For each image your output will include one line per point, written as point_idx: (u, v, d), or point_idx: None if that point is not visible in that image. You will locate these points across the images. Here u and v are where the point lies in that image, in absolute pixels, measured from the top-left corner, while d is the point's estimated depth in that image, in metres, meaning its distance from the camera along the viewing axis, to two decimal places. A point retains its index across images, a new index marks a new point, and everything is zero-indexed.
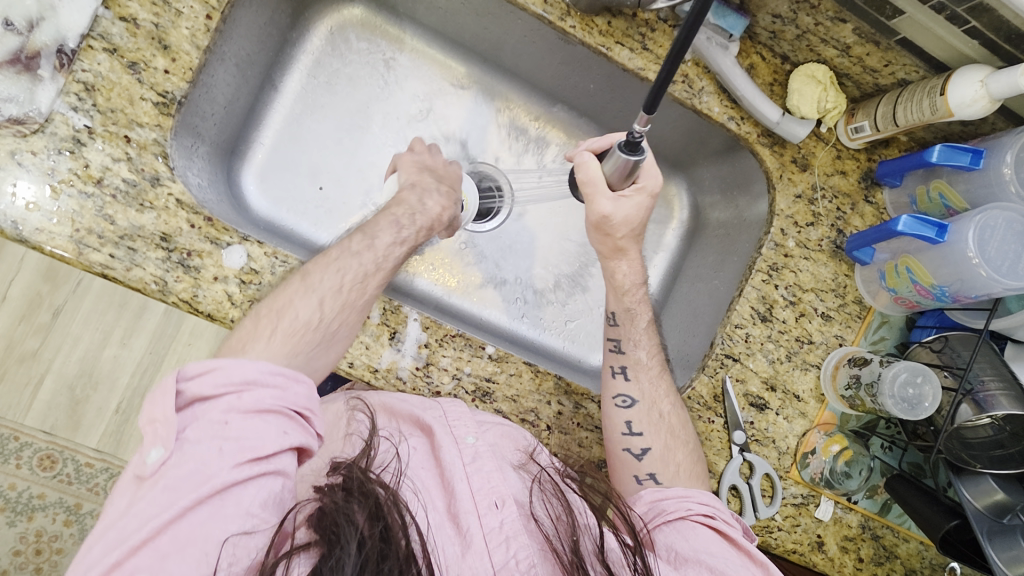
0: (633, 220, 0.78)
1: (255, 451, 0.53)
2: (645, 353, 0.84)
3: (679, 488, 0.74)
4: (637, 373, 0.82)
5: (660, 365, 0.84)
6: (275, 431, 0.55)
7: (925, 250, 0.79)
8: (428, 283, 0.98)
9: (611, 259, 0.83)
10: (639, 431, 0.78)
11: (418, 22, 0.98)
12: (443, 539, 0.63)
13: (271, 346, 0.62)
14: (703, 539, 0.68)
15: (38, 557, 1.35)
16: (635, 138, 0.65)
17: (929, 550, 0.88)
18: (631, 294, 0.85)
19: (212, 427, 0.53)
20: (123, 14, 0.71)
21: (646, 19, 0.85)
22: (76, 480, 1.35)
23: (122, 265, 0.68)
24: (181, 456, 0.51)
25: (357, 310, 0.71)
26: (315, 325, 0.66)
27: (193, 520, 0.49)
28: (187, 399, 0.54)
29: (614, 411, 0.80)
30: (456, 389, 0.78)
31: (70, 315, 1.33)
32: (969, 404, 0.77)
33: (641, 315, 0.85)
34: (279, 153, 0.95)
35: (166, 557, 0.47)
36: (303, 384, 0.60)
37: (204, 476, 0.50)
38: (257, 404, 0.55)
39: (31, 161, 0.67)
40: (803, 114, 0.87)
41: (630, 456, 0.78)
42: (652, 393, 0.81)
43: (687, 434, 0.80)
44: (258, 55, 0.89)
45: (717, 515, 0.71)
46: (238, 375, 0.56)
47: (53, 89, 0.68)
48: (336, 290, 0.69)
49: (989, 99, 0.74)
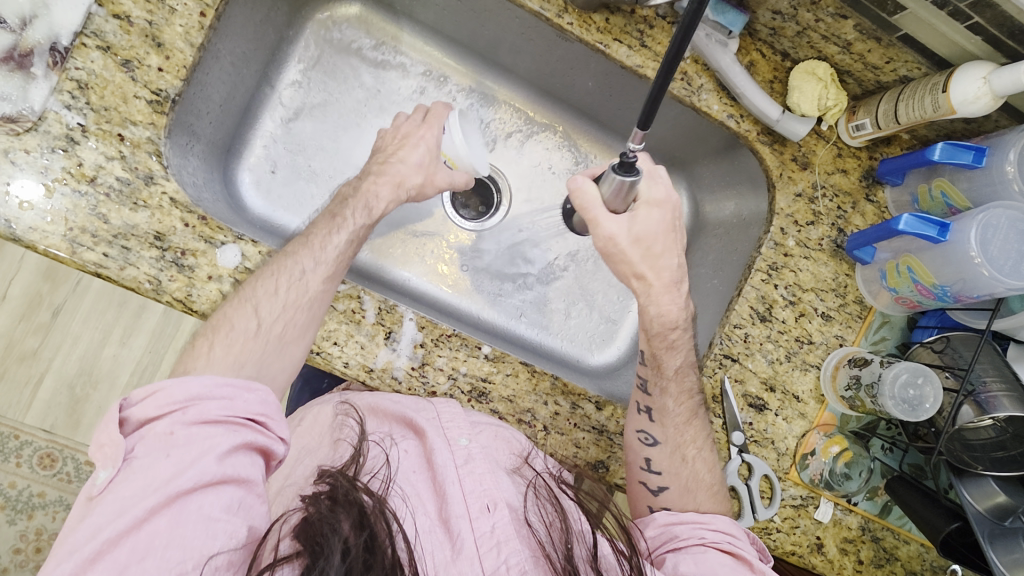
0: (647, 238, 0.76)
1: (209, 457, 0.53)
2: (673, 402, 0.79)
3: (694, 513, 0.75)
4: (663, 417, 0.79)
5: (690, 412, 0.80)
6: (228, 437, 0.55)
7: (926, 250, 0.78)
8: (422, 282, 0.97)
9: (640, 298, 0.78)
10: (657, 469, 0.78)
11: (416, 19, 0.97)
12: (433, 545, 0.63)
13: (212, 361, 0.64)
14: (712, 563, 0.69)
15: (38, 555, 1.35)
16: (627, 155, 0.67)
17: (930, 553, 0.87)
18: (662, 337, 0.79)
19: (159, 441, 0.53)
20: (117, 12, 0.71)
21: (644, 16, 0.84)
22: (75, 478, 1.35)
23: (116, 264, 0.67)
24: (129, 473, 0.52)
25: (304, 309, 0.69)
26: (254, 333, 0.66)
27: (150, 530, 0.49)
28: (133, 425, 0.55)
29: (636, 447, 0.78)
30: (452, 389, 0.77)
31: (71, 314, 1.33)
32: (970, 405, 0.76)
33: (668, 362, 0.80)
34: (276, 151, 0.94)
35: (124, 567, 0.48)
36: (255, 391, 0.59)
37: (154, 486, 0.51)
38: (202, 416, 0.55)
39: (25, 160, 0.66)
40: (803, 112, 0.86)
41: (646, 491, 0.78)
42: (677, 437, 0.79)
43: (712, 477, 0.78)
44: (254, 53, 0.88)
45: (731, 542, 0.71)
46: (181, 393, 0.56)
47: (46, 87, 0.68)
48: (269, 295, 0.68)
49: (992, 96, 0.73)
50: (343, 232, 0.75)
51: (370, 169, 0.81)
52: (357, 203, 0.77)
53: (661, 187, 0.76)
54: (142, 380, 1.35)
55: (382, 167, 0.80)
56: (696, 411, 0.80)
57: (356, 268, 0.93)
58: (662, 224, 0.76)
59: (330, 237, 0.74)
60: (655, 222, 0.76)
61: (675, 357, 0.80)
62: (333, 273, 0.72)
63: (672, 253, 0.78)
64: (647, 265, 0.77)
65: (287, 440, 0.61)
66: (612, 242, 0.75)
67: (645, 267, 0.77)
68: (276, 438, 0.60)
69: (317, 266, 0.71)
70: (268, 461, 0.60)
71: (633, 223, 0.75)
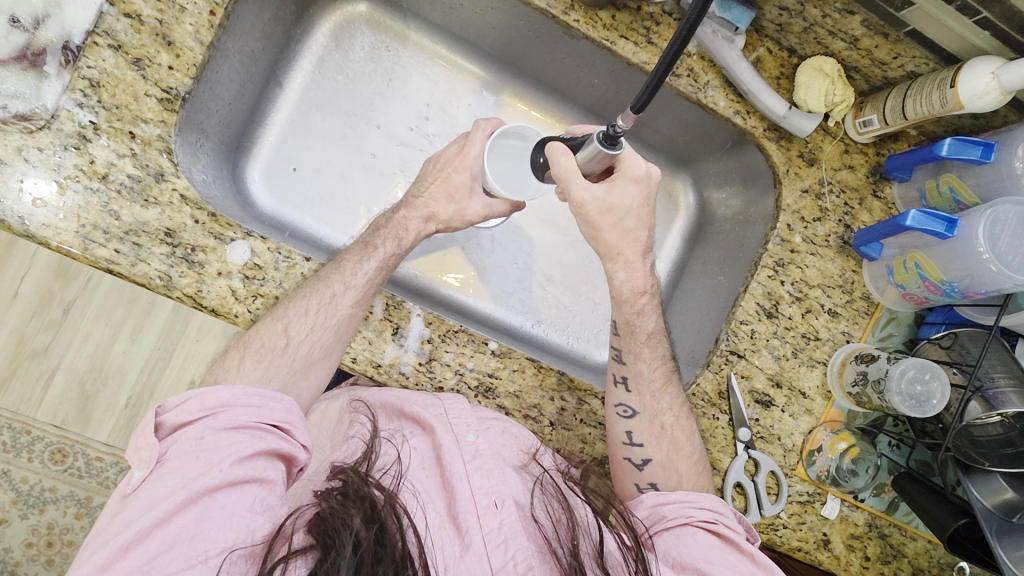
0: (618, 208, 0.75)
1: (234, 456, 0.54)
2: (647, 366, 0.82)
3: (681, 492, 0.73)
4: (637, 386, 0.80)
5: (673, 384, 0.81)
6: (252, 442, 0.56)
7: (934, 246, 0.78)
8: (453, 292, 0.98)
9: (607, 262, 0.79)
10: (639, 442, 0.78)
11: (423, 18, 0.98)
12: (443, 540, 0.63)
13: (242, 376, 0.65)
14: (702, 545, 0.68)
15: (50, 549, 1.37)
16: (614, 132, 0.63)
17: (937, 550, 0.87)
18: (632, 303, 0.81)
19: (190, 445, 0.54)
20: (128, 10, 0.72)
21: (651, 12, 0.84)
22: (86, 474, 1.37)
23: (128, 260, 0.68)
24: (161, 473, 0.53)
25: (330, 332, 0.70)
26: (281, 350, 0.68)
27: (179, 524, 0.50)
28: (167, 429, 0.56)
29: (615, 420, 0.79)
30: (458, 385, 0.78)
31: (81, 310, 1.33)
32: (977, 401, 0.76)
33: (642, 327, 0.82)
34: (283, 149, 0.95)
35: (154, 557, 0.48)
36: (280, 401, 0.61)
37: (182, 483, 0.52)
38: (231, 421, 0.57)
39: (38, 157, 0.67)
40: (810, 108, 0.86)
41: (631, 466, 0.78)
42: (653, 405, 0.79)
43: (697, 448, 0.79)
44: (262, 51, 0.89)
45: (720, 521, 0.70)
46: (212, 400, 0.58)
47: (59, 85, 0.69)
48: (299, 315, 0.69)
49: (1001, 91, 0.72)
50: (360, 253, 0.76)
51: (402, 202, 0.83)
52: (387, 235, 0.79)
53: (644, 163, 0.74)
54: (152, 376, 1.35)
55: (412, 201, 0.82)
56: (669, 378, 0.82)
57: (394, 278, 0.95)
58: (637, 199, 0.76)
59: (363, 258, 0.75)
60: (631, 196, 0.75)
61: (647, 321, 0.82)
62: (342, 271, 0.73)
63: (644, 227, 0.78)
64: (616, 235, 0.77)
65: (309, 448, 0.63)
66: (584, 210, 0.74)
67: (615, 237, 0.77)
68: (299, 446, 0.61)
69: (346, 284, 0.72)
70: (292, 468, 0.61)
71: (609, 193, 0.74)
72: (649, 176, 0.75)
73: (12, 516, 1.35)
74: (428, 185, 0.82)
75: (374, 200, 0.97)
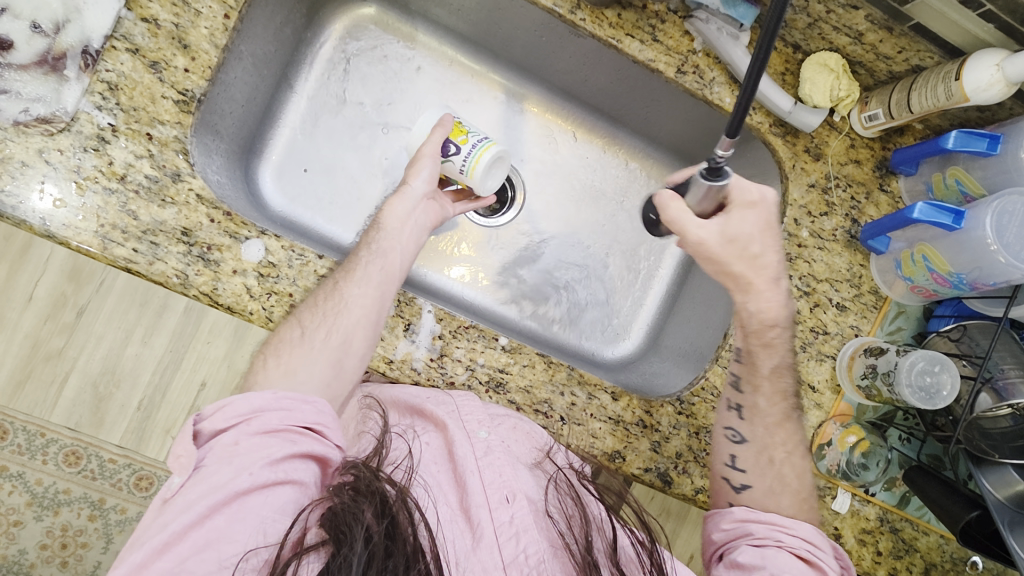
0: (741, 239, 0.75)
1: (265, 459, 0.55)
2: (766, 400, 0.79)
3: (776, 515, 0.74)
4: (752, 414, 0.79)
5: (782, 414, 0.79)
6: (284, 446, 0.57)
7: (941, 238, 0.78)
8: (458, 288, 0.99)
9: (737, 295, 0.77)
10: (742, 467, 0.78)
11: (431, 20, 0.99)
12: (454, 534, 0.64)
13: (269, 377, 0.66)
14: (783, 563, 0.69)
15: (64, 550, 1.35)
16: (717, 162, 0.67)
17: (949, 544, 0.87)
18: (759, 334, 0.78)
19: (225, 451, 0.56)
20: (145, 15, 0.74)
21: (656, 11, 0.86)
22: (99, 475, 1.34)
23: (145, 259, 0.70)
24: (197, 479, 0.54)
25: (346, 318, 0.70)
26: (298, 340, 0.68)
27: (209, 528, 0.51)
28: (205, 435, 0.58)
29: (723, 443, 0.80)
30: (469, 380, 0.79)
31: (94, 315, 1.30)
32: (987, 393, 0.77)
33: (763, 361, 0.79)
34: (294, 151, 0.96)
35: (185, 559, 0.50)
36: (312, 403, 0.61)
37: (215, 487, 0.53)
38: (265, 426, 0.58)
39: (58, 159, 0.69)
40: (815, 103, 0.87)
41: (729, 487, 0.78)
42: (765, 437, 0.79)
43: (800, 483, 0.77)
44: (274, 54, 0.91)
45: (810, 550, 0.71)
46: (246, 406, 0.59)
47: (79, 89, 0.70)
48: (310, 308, 0.71)
49: (1006, 83, 0.73)
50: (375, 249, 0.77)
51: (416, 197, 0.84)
52: None
53: (754, 188, 0.75)
54: (164, 378, 1.33)
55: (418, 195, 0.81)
56: (788, 415, 0.79)
57: None
58: (757, 226, 0.75)
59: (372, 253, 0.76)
60: (749, 224, 0.75)
61: (770, 355, 0.79)
62: (346, 267, 0.73)
63: (769, 253, 0.76)
64: (742, 265, 0.75)
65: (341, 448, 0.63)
66: (703, 248, 0.75)
67: (742, 267, 0.76)
68: (332, 446, 0.61)
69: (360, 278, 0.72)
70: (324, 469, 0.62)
71: (726, 225, 0.74)
72: (764, 198, 0.75)
73: (25, 517, 1.33)
74: (417, 165, 0.79)
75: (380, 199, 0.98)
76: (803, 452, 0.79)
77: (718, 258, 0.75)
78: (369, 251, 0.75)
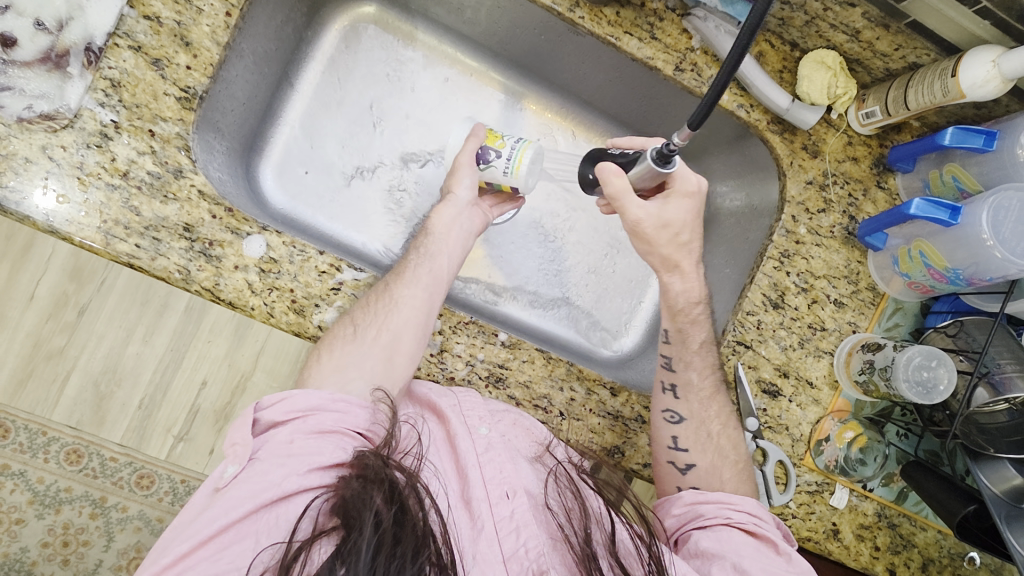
0: (674, 224, 0.77)
1: (315, 465, 0.58)
2: (696, 374, 0.81)
3: (720, 493, 0.74)
4: (686, 392, 0.81)
5: (713, 387, 0.81)
6: (335, 452, 0.60)
7: (938, 233, 0.79)
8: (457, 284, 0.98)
9: (664, 273, 0.81)
10: (684, 447, 0.79)
11: (431, 18, 1.00)
12: (457, 522, 0.64)
13: (322, 370, 0.68)
14: (736, 542, 0.69)
15: (65, 548, 1.31)
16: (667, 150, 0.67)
17: (947, 540, 0.87)
18: (686, 312, 0.82)
19: (280, 448, 0.58)
20: (146, 13, 0.74)
21: (654, 9, 0.86)
22: (101, 473, 1.27)
23: (148, 255, 0.70)
24: (250, 472, 0.57)
25: (396, 318, 0.72)
26: (351, 336, 0.70)
27: (251, 524, 0.54)
28: (263, 425, 0.61)
29: (660, 425, 0.80)
30: (469, 376, 0.80)
31: None
32: (985, 387, 0.78)
33: (693, 336, 0.82)
34: (294, 148, 0.97)
35: (224, 548, 0.53)
36: (366, 409, 0.65)
37: (267, 485, 0.56)
38: (319, 427, 0.61)
39: (61, 155, 0.69)
40: (813, 101, 0.87)
41: (674, 471, 0.79)
42: (700, 413, 0.80)
43: (737, 454, 0.79)
44: (275, 52, 0.91)
45: (758, 524, 0.71)
46: (304, 403, 0.62)
47: (81, 85, 0.71)
48: (362, 308, 0.73)
49: (1001, 79, 0.73)
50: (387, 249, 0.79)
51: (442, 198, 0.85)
52: None
53: (693, 177, 0.76)
54: None
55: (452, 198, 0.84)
56: (718, 387, 0.81)
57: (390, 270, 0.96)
58: (690, 214, 0.77)
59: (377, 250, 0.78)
60: (683, 211, 0.77)
61: (698, 330, 0.82)
62: (398, 271, 0.76)
63: (696, 239, 0.80)
64: (670, 248, 0.79)
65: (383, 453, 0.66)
66: (638, 227, 0.76)
67: (669, 250, 0.79)
68: None
69: (407, 280, 0.75)
70: None
71: (662, 210, 0.76)
72: (700, 189, 0.77)
73: (28, 516, 1.29)
74: (459, 175, 0.84)
75: (382, 198, 0.99)
76: (734, 422, 0.81)
77: (648, 238, 0.77)
78: (419, 254, 0.79)
